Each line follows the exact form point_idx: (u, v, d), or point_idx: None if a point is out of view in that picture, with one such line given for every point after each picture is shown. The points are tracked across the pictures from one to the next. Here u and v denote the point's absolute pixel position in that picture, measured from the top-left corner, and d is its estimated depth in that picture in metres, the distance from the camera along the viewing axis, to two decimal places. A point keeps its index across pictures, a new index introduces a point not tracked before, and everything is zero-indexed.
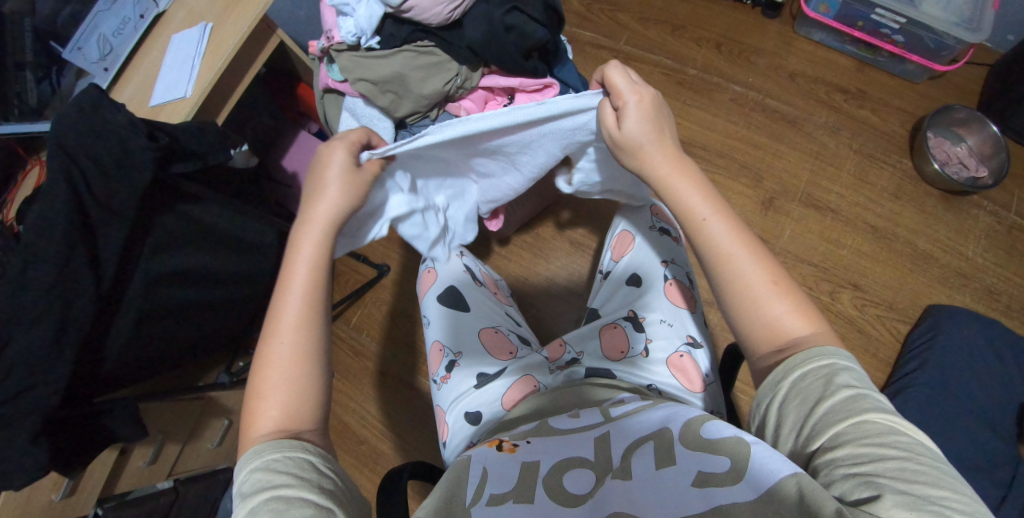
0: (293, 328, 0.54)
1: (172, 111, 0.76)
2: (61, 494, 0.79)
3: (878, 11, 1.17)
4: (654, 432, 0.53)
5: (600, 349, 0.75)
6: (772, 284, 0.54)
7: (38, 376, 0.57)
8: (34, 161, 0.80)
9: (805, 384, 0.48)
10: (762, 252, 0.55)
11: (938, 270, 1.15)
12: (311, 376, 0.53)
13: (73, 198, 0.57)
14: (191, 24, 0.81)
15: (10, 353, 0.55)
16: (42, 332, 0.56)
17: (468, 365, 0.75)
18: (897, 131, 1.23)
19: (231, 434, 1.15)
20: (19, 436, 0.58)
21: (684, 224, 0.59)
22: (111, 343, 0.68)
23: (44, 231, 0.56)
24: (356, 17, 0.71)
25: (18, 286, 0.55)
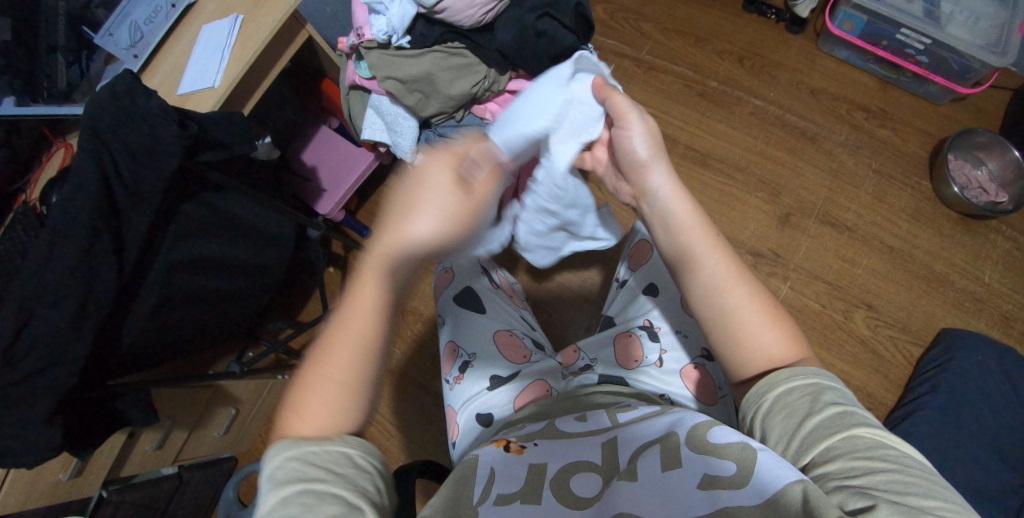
0: (347, 365, 0.49)
1: (199, 101, 0.77)
2: (68, 475, 0.80)
3: (903, 31, 1.16)
4: (660, 437, 0.52)
5: (614, 357, 0.75)
6: (762, 312, 0.54)
7: (56, 355, 0.58)
8: (60, 144, 0.82)
9: (790, 399, 0.48)
10: (754, 278, 0.56)
11: (954, 294, 1.14)
12: (351, 414, 0.49)
13: (101, 183, 0.58)
14: (222, 15, 0.82)
15: (30, 332, 0.56)
16: (63, 314, 0.57)
17: (481, 367, 0.75)
18: (917, 152, 1.22)
19: (238, 424, 1.16)
20: (35, 412, 0.59)
21: (683, 240, 0.58)
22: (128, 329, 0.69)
23: (71, 213, 0.56)
24: (389, 16, 0.72)
25: (42, 268, 0.56)
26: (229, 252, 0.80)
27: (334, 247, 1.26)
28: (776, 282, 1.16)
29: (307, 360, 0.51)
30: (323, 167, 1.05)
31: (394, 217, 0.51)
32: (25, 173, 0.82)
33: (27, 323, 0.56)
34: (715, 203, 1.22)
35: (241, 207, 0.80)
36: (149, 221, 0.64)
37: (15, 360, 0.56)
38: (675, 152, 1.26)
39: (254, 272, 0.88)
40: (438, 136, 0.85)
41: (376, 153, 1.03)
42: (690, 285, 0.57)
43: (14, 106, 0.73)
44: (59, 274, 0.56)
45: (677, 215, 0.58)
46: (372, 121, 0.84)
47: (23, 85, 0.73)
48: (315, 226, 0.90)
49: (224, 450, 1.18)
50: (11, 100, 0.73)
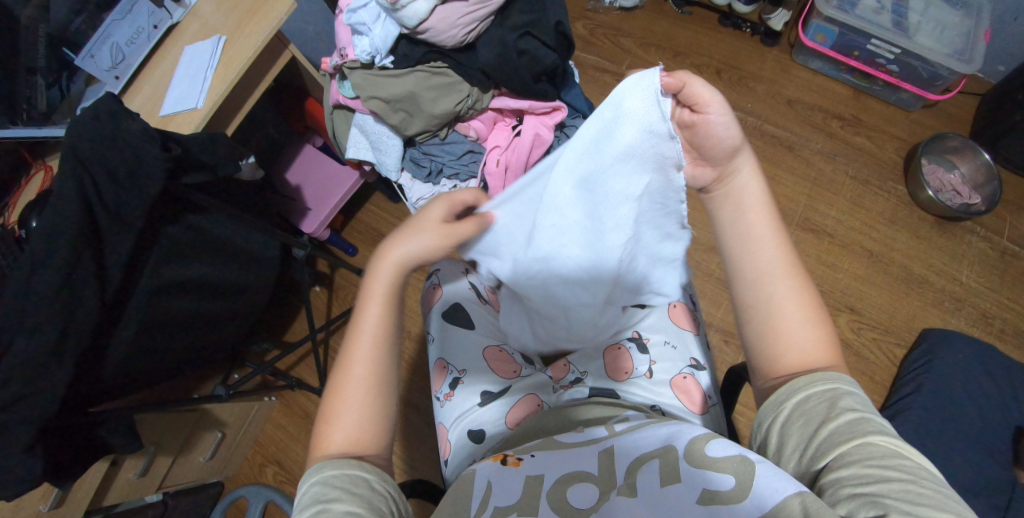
0: (368, 364, 0.54)
1: (182, 122, 0.76)
2: (48, 506, 0.77)
3: (873, 42, 1.20)
4: (659, 450, 0.52)
5: (603, 370, 0.74)
6: (805, 309, 0.54)
7: (36, 383, 0.57)
8: (39, 166, 0.82)
9: (808, 407, 0.49)
10: (803, 274, 0.56)
11: (934, 294, 1.16)
12: (380, 410, 0.54)
13: (84, 207, 0.57)
14: (204, 37, 0.82)
15: (10, 358, 0.55)
16: (43, 341, 0.56)
17: (471, 383, 0.75)
18: (892, 158, 1.26)
19: (224, 448, 1.14)
20: (15, 442, 0.57)
21: (749, 221, 0.57)
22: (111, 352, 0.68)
23: (52, 238, 0.55)
24: (372, 36, 0.72)
25: (24, 293, 0.55)
26: (213, 272, 0.79)
27: (320, 265, 1.26)
28: None
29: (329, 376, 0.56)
30: (307, 187, 1.04)
31: (385, 246, 0.58)
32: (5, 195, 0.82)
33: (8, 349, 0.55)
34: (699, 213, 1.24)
35: (227, 228, 0.79)
36: (133, 243, 0.63)
37: None
38: None
39: (240, 293, 0.87)
40: (422, 154, 0.84)
41: (360, 171, 1.03)
42: (737, 270, 0.58)
43: None
44: (39, 299, 0.55)
45: (752, 195, 0.58)
46: (358, 140, 0.85)
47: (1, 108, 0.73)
48: (302, 246, 0.90)
49: (210, 475, 1.16)
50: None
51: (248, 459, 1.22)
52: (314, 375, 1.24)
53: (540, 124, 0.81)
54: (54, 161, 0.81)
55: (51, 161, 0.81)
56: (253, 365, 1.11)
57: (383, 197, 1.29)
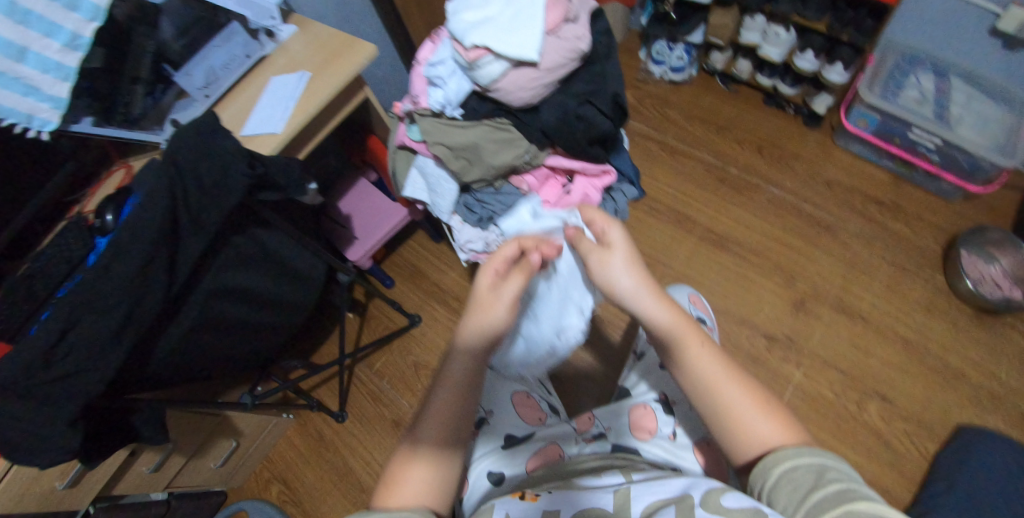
0: (437, 436, 0.56)
1: (259, 144, 0.82)
2: (64, 483, 0.80)
3: (915, 130, 1.22)
4: (676, 498, 0.52)
5: (627, 427, 0.75)
6: (756, 407, 0.55)
7: (89, 362, 0.60)
8: (121, 165, 0.95)
9: (795, 476, 0.49)
10: (744, 377, 0.57)
11: (969, 390, 1.12)
12: (441, 479, 0.55)
13: (168, 208, 0.61)
14: (290, 71, 0.90)
15: (74, 333, 0.59)
16: (108, 323, 0.60)
17: (497, 427, 0.77)
18: (930, 246, 1.25)
19: (235, 459, 1.15)
20: (57, 417, 0.60)
21: (676, 349, 0.59)
22: (161, 344, 0.72)
23: (135, 232, 0.60)
24: (446, 89, 0.77)
25: (101, 275, 0.59)
26: (264, 287, 0.83)
27: (357, 294, 1.31)
28: (790, 367, 1.17)
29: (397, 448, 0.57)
30: (357, 217, 1.10)
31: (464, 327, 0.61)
32: (83, 187, 0.92)
33: (73, 325, 0.59)
34: (731, 284, 1.26)
35: (288, 247, 0.83)
36: (204, 243, 0.67)
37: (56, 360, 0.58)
38: (695, 233, 1.32)
39: (284, 310, 0.91)
40: (476, 201, 0.88)
41: (409, 209, 1.08)
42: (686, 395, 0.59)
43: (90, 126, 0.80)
44: (114, 283, 0.60)
45: (660, 316, 0.60)
46: (416, 181, 0.90)
47: (101, 111, 0.80)
48: (345, 270, 0.94)
49: (217, 482, 1.16)
50: (90, 120, 0.80)
51: (255, 475, 1.23)
52: (334, 400, 1.26)
53: (590, 185, 0.87)
54: (134, 161, 0.94)
55: (132, 162, 0.94)
56: (279, 381, 1.14)
57: (426, 236, 1.35)
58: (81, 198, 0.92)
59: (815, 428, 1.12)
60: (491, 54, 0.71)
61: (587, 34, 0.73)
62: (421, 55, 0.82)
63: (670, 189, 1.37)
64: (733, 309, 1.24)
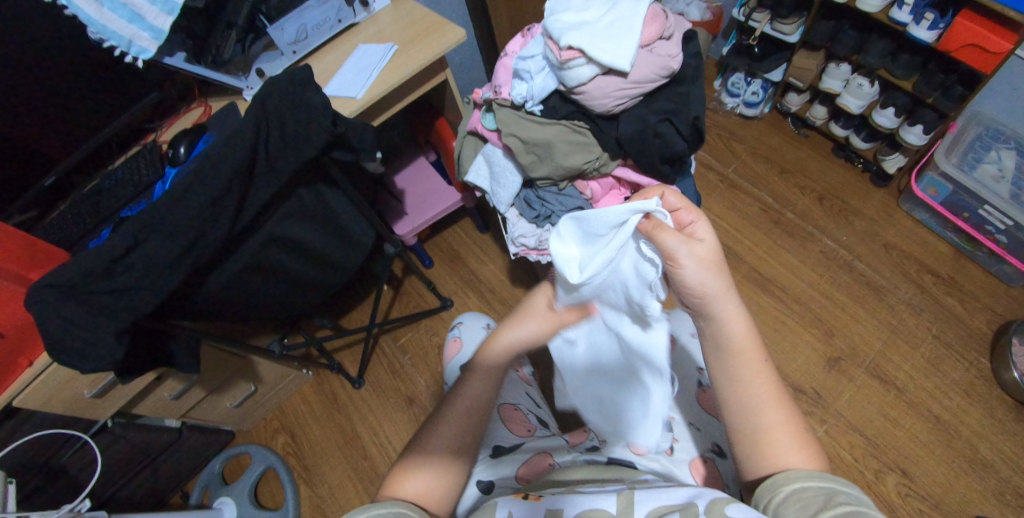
0: (456, 428, 0.59)
1: (339, 105, 0.85)
2: (92, 393, 0.84)
3: (986, 207, 1.18)
4: (681, 505, 0.51)
5: (625, 441, 0.73)
6: (794, 436, 0.52)
7: (143, 282, 0.61)
8: (200, 103, 0.98)
9: (805, 495, 0.47)
10: (790, 403, 0.54)
11: (996, 483, 1.06)
12: (454, 473, 0.57)
13: (249, 149, 0.62)
14: (379, 41, 0.93)
15: (138, 254, 0.60)
16: (170, 247, 0.61)
17: (483, 436, 0.77)
18: (981, 329, 1.20)
19: (251, 403, 1.19)
20: (108, 331, 0.62)
21: (735, 362, 0.53)
22: (213, 278, 0.76)
23: (214, 166, 0.60)
24: (531, 84, 0.79)
25: (175, 202, 0.60)
26: (317, 244, 0.86)
27: (397, 268, 1.34)
28: (813, 423, 1.15)
29: (413, 437, 0.60)
30: (411, 193, 1.14)
31: (499, 328, 0.63)
32: (164, 117, 0.97)
33: (140, 244, 0.60)
34: (768, 328, 1.25)
35: (345, 210, 0.86)
36: (272, 189, 0.69)
37: (115, 273, 0.60)
38: (740, 270, 1.32)
39: (329, 268, 0.94)
40: (537, 197, 0.88)
41: (462, 194, 1.11)
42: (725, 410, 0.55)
43: (180, 60, 0.84)
44: (184, 212, 0.60)
45: (734, 334, 0.53)
46: (479, 168, 0.92)
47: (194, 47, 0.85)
48: (394, 243, 0.97)
49: (229, 422, 1.21)
50: (182, 56, 0.85)
51: (266, 421, 1.27)
52: (354, 364, 1.29)
53: None
54: (212, 102, 0.97)
55: (211, 102, 0.97)
56: (307, 336, 1.18)
57: (472, 224, 1.38)
58: (157, 127, 0.96)
59: None
60: (583, 57, 0.73)
61: (679, 53, 0.75)
62: (508, 48, 0.85)
63: (723, 223, 1.38)
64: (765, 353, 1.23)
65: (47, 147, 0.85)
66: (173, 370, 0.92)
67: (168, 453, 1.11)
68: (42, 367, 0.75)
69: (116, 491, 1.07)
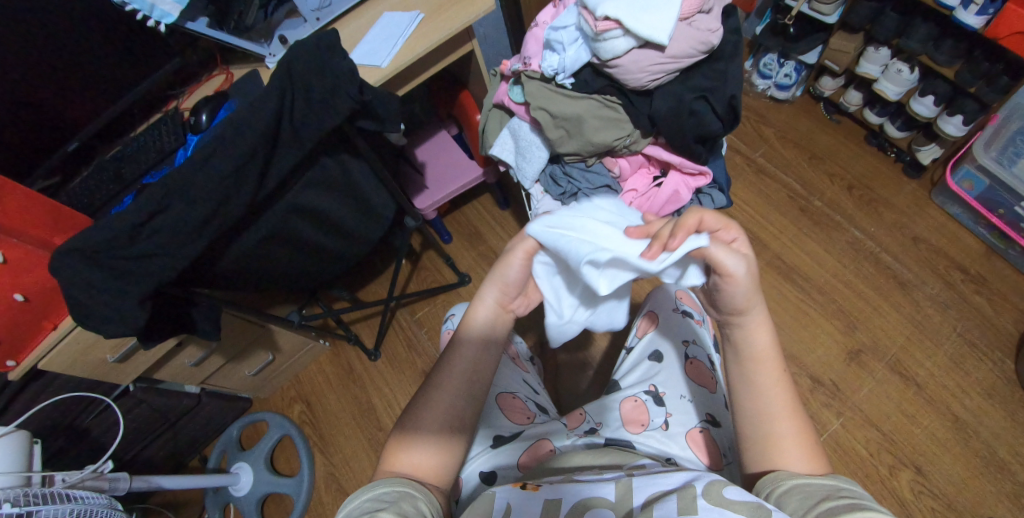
0: (451, 399, 0.59)
1: (364, 73, 0.84)
2: (114, 358, 0.85)
3: (1022, 205, 1.14)
4: (678, 488, 0.51)
5: (620, 422, 0.75)
6: (804, 448, 0.54)
7: (167, 248, 0.61)
8: (222, 70, 0.96)
9: (810, 487, 0.49)
10: (804, 416, 0.56)
11: (1013, 485, 1.05)
12: (452, 444, 0.58)
13: (274, 116, 0.61)
14: (405, 8, 0.91)
15: (161, 220, 0.60)
16: (194, 215, 0.61)
17: (483, 426, 0.75)
18: (1009, 329, 1.17)
19: (269, 371, 1.21)
20: (132, 299, 0.63)
21: (752, 371, 0.56)
22: (236, 246, 0.76)
23: (238, 133, 0.59)
24: (563, 56, 0.77)
25: (198, 168, 0.59)
26: (339, 215, 0.86)
27: (416, 242, 1.34)
28: (829, 415, 1.14)
29: (408, 407, 0.60)
30: (431, 167, 1.13)
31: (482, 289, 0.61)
32: (185, 84, 0.96)
33: (164, 209, 0.59)
34: (788, 318, 1.23)
35: (367, 182, 0.85)
36: (295, 158, 0.68)
37: (140, 238, 0.60)
38: (763, 258, 1.30)
39: (349, 240, 0.93)
40: (564, 173, 0.88)
41: (483, 169, 1.09)
42: (738, 414, 0.58)
43: (202, 26, 0.84)
44: (209, 179, 0.60)
45: (755, 347, 0.56)
46: (505, 142, 0.90)
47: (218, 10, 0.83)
48: (415, 216, 0.97)
49: (247, 389, 1.23)
50: (204, 21, 0.85)
51: (284, 389, 1.29)
52: (370, 337, 1.30)
53: (683, 183, 0.84)
54: (235, 70, 0.94)
55: (234, 70, 0.95)
56: (325, 307, 1.19)
57: (492, 201, 1.37)
58: (179, 94, 0.95)
59: None
60: (620, 28, 0.70)
61: (720, 28, 0.72)
62: (541, 18, 0.83)
63: (747, 209, 1.35)
64: (784, 343, 1.21)
65: (71, 109, 0.86)
66: (193, 337, 0.93)
67: (188, 417, 1.14)
68: (67, 329, 0.76)
69: (137, 451, 1.10)
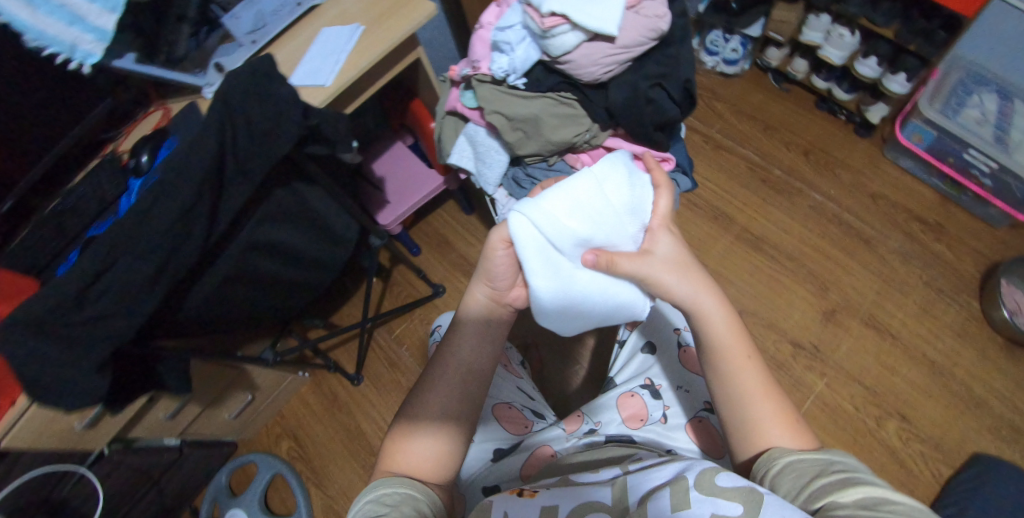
0: (449, 395, 0.61)
1: (308, 94, 0.80)
2: (83, 423, 0.79)
3: (970, 152, 1.18)
4: (670, 480, 0.51)
5: (620, 420, 0.73)
6: (783, 426, 0.55)
7: (120, 307, 0.58)
8: (158, 106, 0.92)
9: (799, 464, 0.51)
10: (780, 396, 0.57)
11: (990, 420, 1.09)
12: (451, 442, 0.59)
13: (216, 153, 0.57)
14: (343, 22, 0.88)
15: (108, 280, 0.56)
16: (143, 270, 0.57)
17: (481, 442, 0.75)
18: (970, 271, 1.21)
19: (251, 410, 1.16)
20: (89, 363, 0.58)
21: (720, 357, 0.59)
22: (194, 293, 0.72)
23: (179, 177, 0.56)
24: (513, 56, 0.74)
25: (142, 219, 0.56)
26: (300, 244, 0.82)
27: (384, 258, 1.31)
28: (813, 377, 1.16)
29: (406, 407, 0.61)
30: (390, 180, 1.10)
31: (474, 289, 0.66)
32: (121, 125, 0.91)
33: (109, 269, 0.56)
34: (764, 288, 1.25)
35: (326, 206, 0.82)
36: (246, 195, 0.64)
37: (88, 301, 0.56)
38: (731, 232, 1.31)
39: (315, 267, 0.90)
40: (527, 175, 0.86)
41: (443, 177, 1.07)
42: (717, 402, 0.59)
43: (134, 62, 0.78)
44: (155, 229, 0.56)
45: (717, 333, 0.59)
46: (463, 149, 0.88)
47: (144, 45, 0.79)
48: (378, 233, 0.93)
49: (229, 432, 1.18)
50: (133, 57, 0.78)
51: (269, 425, 1.24)
52: (350, 361, 1.27)
53: None
54: (172, 104, 0.90)
55: (170, 105, 0.91)
56: (301, 339, 1.15)
57: (458, 206, 1.35)
58: (116, 136, 0.91)
59: (828, 439, 1.11)
60: (567, 23, 0.69)
61: (667, 13, 0.71)
62: (484, 19, 0.80)
63: (711, 186, 1.37)
64: (762, 313, 1.23)
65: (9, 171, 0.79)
66: (163, 393, 0.87)
67: (170, 471, 1.09)
68: (22, 407, 0.69)
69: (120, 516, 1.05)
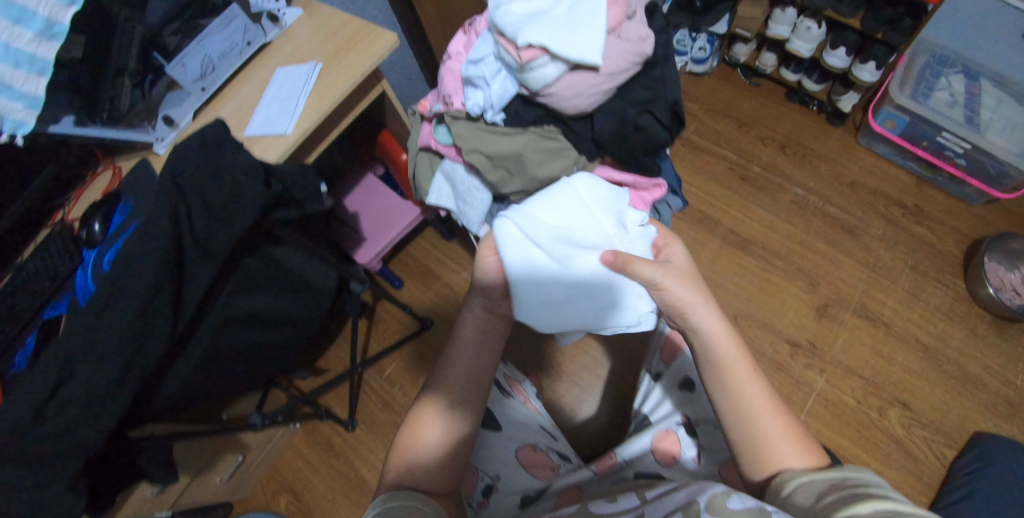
0: (449, 403, 0.62)
1: (263, 149, 0.75)
2: None
3: (944, 134, 1.18)
4: (682, 504, 0.51)
5: (654, 460, 0.70)
6: (792, 441, 0.54)
7: (83, 418, 0.52)
8: (107, 166, 0.85)
9: (810, 484, 0.49)
10: (785, 409, 0.56)
11: (988, 398, 1.09)
12: (452, 449, 0.60)
13: (174, 231, 0.52)
14: (299, 61, 0.82)
15: (67, 390, 0.50)
16: (106, 374, 0.51)
17: (506, 490, 0.70)
18: (953, 251, 1.22)
19: (242, 470, 1.09)
20: (52, 479, 0.52)
21: (724, 373, 0.57)
22: (167, 382, 0.66)
23: (136, 263, 0.51)
24: (488, 91, 0.71)
25: (99, 316, 0.50)
26: (278, 304, 0.77)
27: (365, 294, 1.25)
28: (813, 374, 1.15)
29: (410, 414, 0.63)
30: (364, 216, 1.05)
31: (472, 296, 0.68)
32: (69, 188, 0.83)
33: (67, 378, 0.50)
34: (756, 289, 1.23)
35: (301, 262, 0.77)
36: (214, 269, 0.59)
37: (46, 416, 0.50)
38: (718, 234, 1.29)
39: (297, 326, 0.84)
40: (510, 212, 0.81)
41: (421, 209, 1.02)
42: (723, 420, 0.58)
43: (71, 125, 0.71)
44: (115, 325, 0.51)
45: (721, 348, 0.57)
46: (440, 187, 0.84)
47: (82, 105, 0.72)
48: (359, 279, 0.88)
49: (218, 499, 1.10)
50: (70, 119, 0.71)
51: (262, 484, 1.17)
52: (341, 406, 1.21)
53: (640, 200, 0.79)
54: (122, 162, 0.84)
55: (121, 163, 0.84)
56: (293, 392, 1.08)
57: (436, 233, 1.30)
58: (66, 202, 0.82)
59: (833, 436, 1.10)
60: (547, 54, 0.66)
61: (651, 34, 0.69)
62: (452, 50, 0.77)
63: (693, 189, 1.34)
64: (757, 315, 1.21)
65: None
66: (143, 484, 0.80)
67: None
68: None
69: None
